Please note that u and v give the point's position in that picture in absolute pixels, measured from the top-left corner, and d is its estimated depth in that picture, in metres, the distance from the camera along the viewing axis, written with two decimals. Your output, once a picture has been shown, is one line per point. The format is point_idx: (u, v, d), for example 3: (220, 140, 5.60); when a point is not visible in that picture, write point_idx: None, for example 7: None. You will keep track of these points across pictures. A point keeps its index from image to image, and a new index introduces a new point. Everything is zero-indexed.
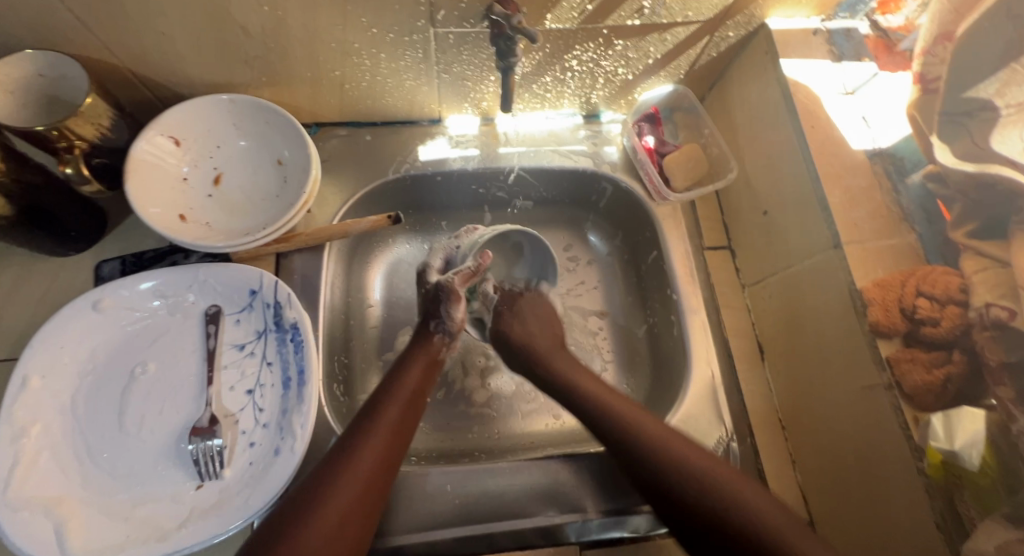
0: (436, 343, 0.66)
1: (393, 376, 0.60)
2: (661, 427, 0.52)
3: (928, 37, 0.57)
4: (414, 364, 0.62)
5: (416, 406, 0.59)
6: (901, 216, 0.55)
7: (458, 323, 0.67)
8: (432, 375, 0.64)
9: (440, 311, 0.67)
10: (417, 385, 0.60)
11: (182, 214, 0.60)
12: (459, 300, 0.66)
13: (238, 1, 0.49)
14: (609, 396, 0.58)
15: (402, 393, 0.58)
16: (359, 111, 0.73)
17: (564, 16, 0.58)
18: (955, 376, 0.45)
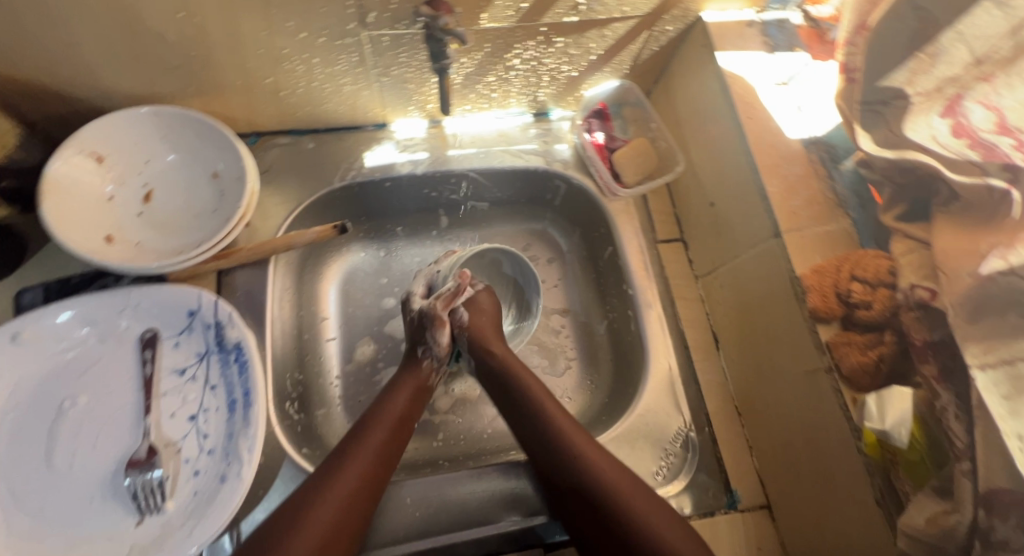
0: (424, 369, 0.64)
1: (377, 401, 0.59)
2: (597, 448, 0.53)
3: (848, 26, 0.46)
4: (400, 391, 0.61)
5: (402, 431, 0.58)
6: (836, 202, 0.56)
7: (446, 348, 0.65)
8: (420, 401, 0.62)
9: (426, 337, 0.65)
10: (404, 410, 0.59)
11: (109, 235, 0.57)
12: (445, 325, 0.65)
13: (148, 8, 0.47)
14: (552, 408, 0.58)
15: (386, 416, 0.57)
16: (299, 118, 0.71)
17: (500, 15, 0.57)
18: (887, 355, 0.45)
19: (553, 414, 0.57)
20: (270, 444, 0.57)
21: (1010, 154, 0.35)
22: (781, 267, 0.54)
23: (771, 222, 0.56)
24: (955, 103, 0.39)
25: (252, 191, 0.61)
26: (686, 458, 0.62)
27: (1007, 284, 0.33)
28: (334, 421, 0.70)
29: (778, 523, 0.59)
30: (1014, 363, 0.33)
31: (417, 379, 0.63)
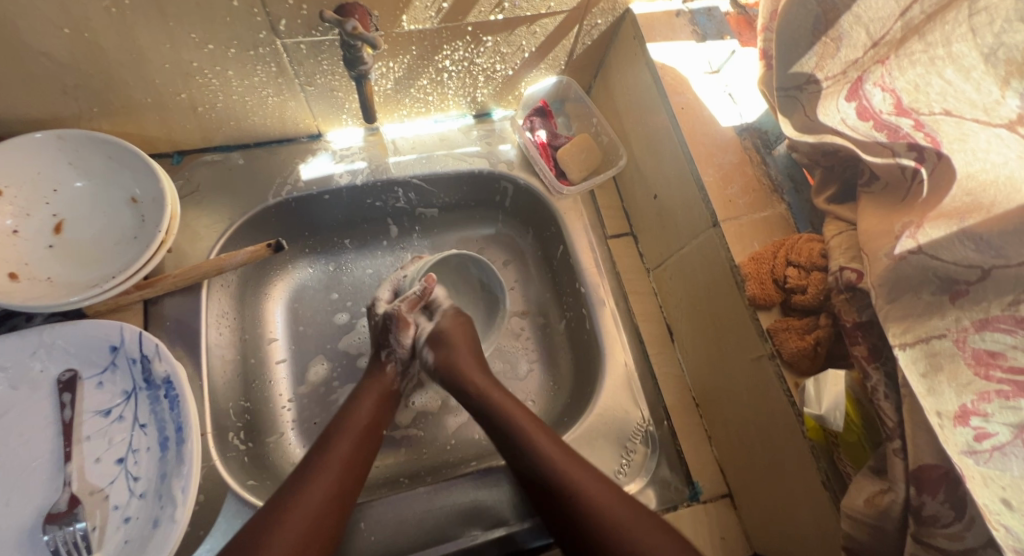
0: (388, 373, 0.62)
1: (342, 409, 0.57)
2: (564, 451, 0.51)
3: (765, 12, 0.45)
4: (365, 398, 0.58)
5: (371, 437, 0.56)
6: (772, 188, 0.57)
7: (410, 349, 0.63)
8: (387, 408, 0.60)
9: (389, 340, 0.62)
10: (372, 416, 0.57)
11: (13, 272, 0.55)
12: (410, 327, 0.63)
13: (29, 25, 0.45)
14: (512, 408, 0.56)
15: (355, 424, 0.55)
16: (225, 134, 0.67)
17: (421, 16, 0.55)
18: (824, 338, 0.45)
19: (515, 415, 0.55)
20: (210, 479, 0.54)
21: (911, 134, 0.35)
22: (720, 255, 0.54)
23: (709, 212, 0.56)
24: (857, 87, 0.38)
25: (172, 213, 0.59)
26: (647, 454, 0.60)
27: (918, 263, 0.33)
28: (287, 447, 0.67)
29: (739, 510, 0.60)
30: (930, 340, 0.33)
31: (382, 385, 0.60)
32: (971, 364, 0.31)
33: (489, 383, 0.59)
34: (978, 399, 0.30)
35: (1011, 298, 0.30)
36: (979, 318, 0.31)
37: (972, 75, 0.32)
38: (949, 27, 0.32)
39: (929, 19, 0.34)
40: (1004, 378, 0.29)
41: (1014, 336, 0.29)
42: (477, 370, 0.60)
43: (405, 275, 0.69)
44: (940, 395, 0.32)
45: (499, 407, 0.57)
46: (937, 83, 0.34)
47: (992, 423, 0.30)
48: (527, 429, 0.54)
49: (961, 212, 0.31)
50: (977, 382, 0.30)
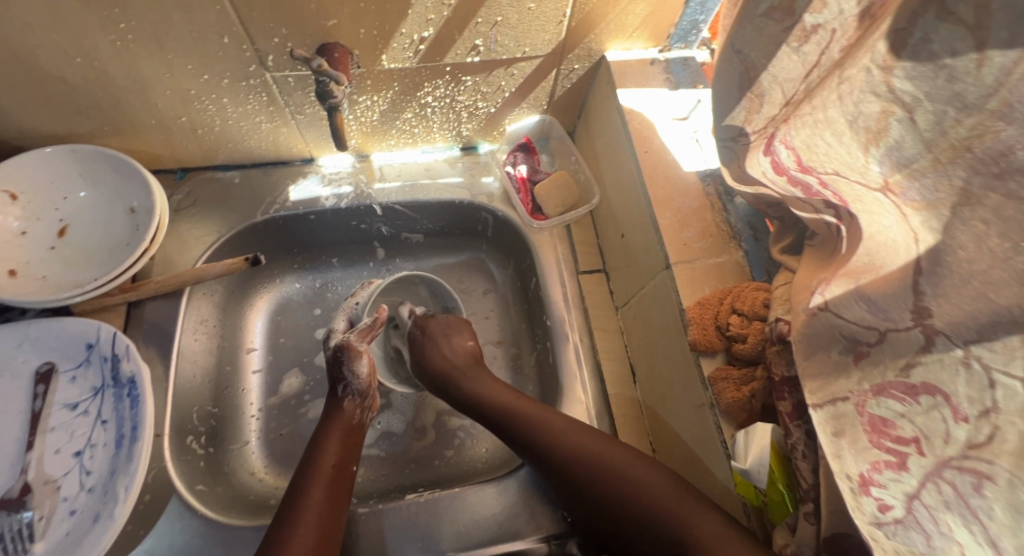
0: (348, 409, 0.62)
1: (306, 460, 0.57)
2: (548, 412, 0.56)
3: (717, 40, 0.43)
4: (329, 441, 0.59)
5: (341, 481, 0.56)
6: (730, 235, 0.57)
7: (365, 379, 0.64)
8: (352, 443, 0.61)
9: (342, 372, 0.64)
10: (338, 459, 0.57)
11: (14, 269, 0.59)
12: (361, 355, 0.64)
13: (46, 53, 0.50)
14: (513, 398, 0.59)
15: (323, 471, 0.55)
16: (224, 154, 0.73)
17: (400, 56, 0.59)
18: (759, 392, 0.44)
19: (516, 403, 0.58)
20: (158, 480, 0.56)
21: (821, 192, 0.34)
22: (671, 297, 0.55)
23: (663, 254, 0.56)
24: (771, 142, 0.39)
25: (160, 224, 0.63)
26: None
27: (826, 321, 0.33)
28: (248, 456, 0.69)
29: None
30: (835, 402, 0.32)
31: (344, 422, 0.61)
32: (867, 432, 0.30)
33: (488, 382, 0.63)
34: (872, 468, 0.30)
35: (905, 360, 0.29)
36: (876, 383, 0.30)
37: (843, 140, 0.33)
38: (827, 94, 0.34)
39: (819, 85, 0.35)
40: (892, 448, 0.29)
41: (905, 404, 0.28)
42: (474, 372, 0.65)
43: (358, 303, 0.71)
44: (842, 460, 0.31)
45: (499, 399, 0.60)
46: (823, 144, 0.35)
47: (888, 494, 0.28)
48: (533, 414, 0.56)
49: (858, 271, 0.31)
50: (871, 450, 0.30)
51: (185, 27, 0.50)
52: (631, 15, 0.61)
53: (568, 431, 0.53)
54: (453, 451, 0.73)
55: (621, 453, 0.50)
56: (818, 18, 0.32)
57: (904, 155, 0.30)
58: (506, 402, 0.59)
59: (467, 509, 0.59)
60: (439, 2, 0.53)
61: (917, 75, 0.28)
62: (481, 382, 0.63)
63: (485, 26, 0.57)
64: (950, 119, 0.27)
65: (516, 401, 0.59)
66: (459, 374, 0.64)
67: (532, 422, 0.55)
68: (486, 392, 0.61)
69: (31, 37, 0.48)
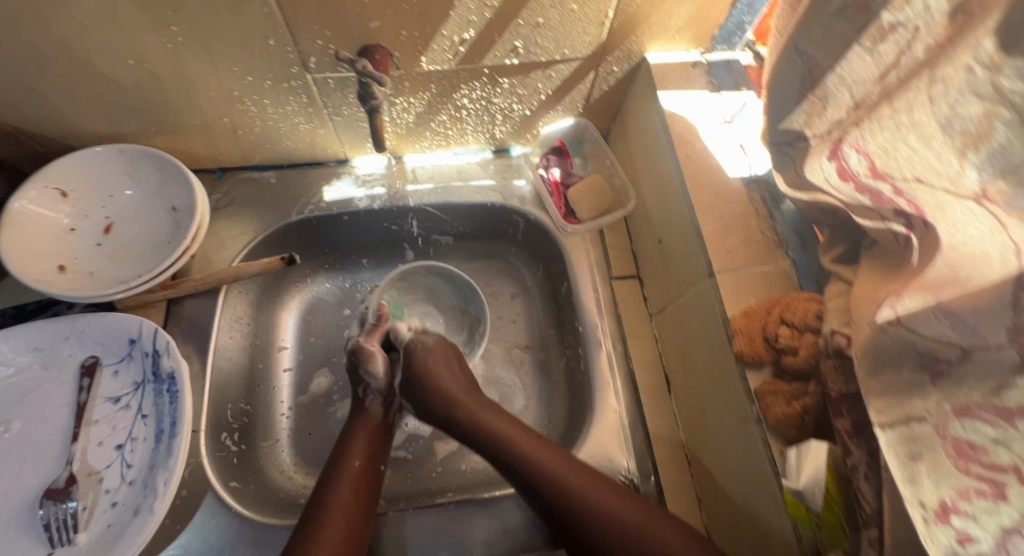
0: (372, 410, 0.63)
1: (334, 457, 0.57)
2: (552, 453, 0.53)
3: (773, 46, 0.42)
4: (355, 441, 0.59)
5: (368, 482, 0.55)
6: (776, 242, 0.55)
7: (385, 379, 0.64)
8: (381, 442, 0.61)
9: (361, 375, 0.64)
10: (367, 457, 0.58)
11: (63, 264, 0.61)
12: (375, 355, 0.64)
13: (100, 55, 0.52)
14: (514, 432, 0.56)
15: (349, 472, 0.55)
16: (262, 155, 0.74)
17: (439, 58, 0.59)
18: (812, 408, 0.42)
19: (519, 439, 0.55)
20: (194, 476, 0.57)
21: (893, 200, 0.33)
22: (713, 306, 0.53)
23: (706, 261, 0.55)
24: (838, 148, 0.38)
25: (201, 222, 0.64)
26: None
27: (897, 336, 0.31)
28: (279, 454, 0.69)
29: None
30: (909, 423, 0.31)
31: (369, 421, 0.61)
32: (950, 456, 0.28)
33: (486, 409, 0.60)
34: (958, 496, 0.28)
35: (995, 382, 0.27)
36: (958, 404, 0.29)
37: (933, 144, 0.31)
38: (913, 95, 0.32)
39: (899, 86, 0.33)
40: (982, 476, 0.27)
41: (996, 428, 0.27)
42: (469, 395, 0.62)
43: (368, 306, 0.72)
44: (918, 485, 0.30)
45: (500, 432, 0.57)
46: (904, 149, 0.33)
47: (976, 526, 0.27)
48: (542, 458, 0.53)
49: (938, 285, 0.29)
50: (955, 475, 0.28)
51: (232, 29, 0.51)
52: (674, 16, 0.60)
53: (587, 485, 0.51)
54: (480, 456, 0.72)
55: (636, 511, 0.49)
56: (898, 15, 0.31)
57: (1012, 161, 0.27)
58: (506, 438, 0.56)
59: (497, 517, 0.58)
60: (482, 3, 0.52)
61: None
62: (478, 410, 0.60)
63: (525, 28, 0.57)
64: None
65: (515, 433, 0.56)
66: (457, 399, 0.61)
67: (535, 458, 0.53)
68: (485, 421, 0.58)
69: (88, 39, 0.50)
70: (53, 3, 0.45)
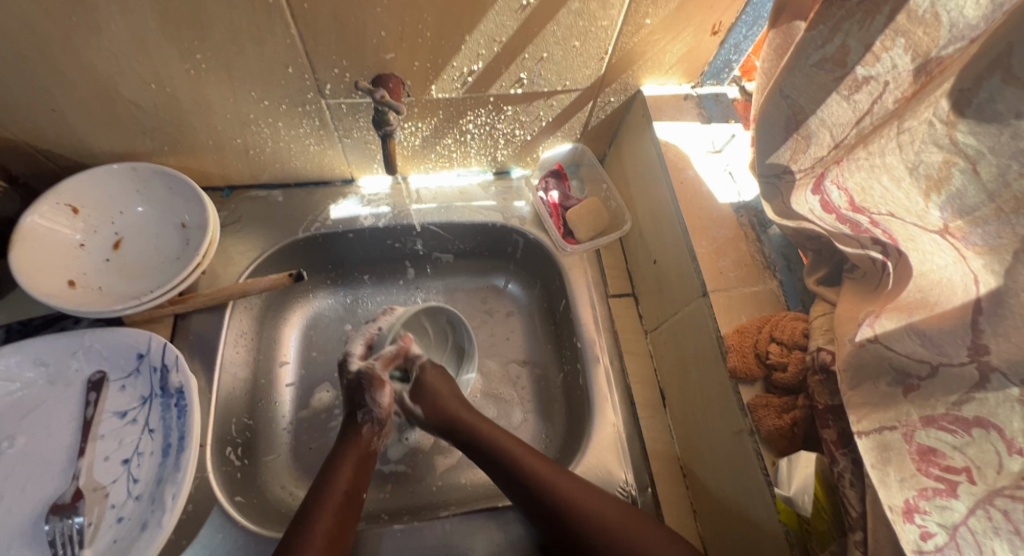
0: (365, 435, 0.60)
1: (319, 481, 0.55)
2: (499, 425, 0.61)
3: (758, 91, 0.47)
4: (343, 465, 0.57)
5: (350, 509, 0.54)
6: (765, 265, 0.59)
7: (387, 408, 0.62)
8: (367, 470, 0.58)
9: (365, 400, 0.61)
10: (351, 484, 0.56)
11: (72, 280, 0.61)
12: (384, 385, 0.62)
13: (125, 80, 0.54)
14: (605, 506, 0.52)
15: (334, 497, 0.53)
16: (271, 174, 0.76)
17: (448, 86, 0.62)
18: (801, 420, 0.46)
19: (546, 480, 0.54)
20: (200, 490, 0.58)
21: (871, 229, 0.36)
22: (707, 324, 0.56)
23: (699, 281, 0.58)
24: (821, 182, 0.42)
25: (212, 240, 0.65)
26: None
27: (876, 352, 0.34)
28: (280, 469, 0.69)
29: None
30: (882, 431, 0.34)
31: (359, 448, 0.59)
32: (914, 459, 0.32)
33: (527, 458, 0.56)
34: (919, 495, 0.31)
35: (958, 395, 0.30)
36: (926, 414, 0.32)
37: (902, 185, 0.36)
38: (884, 141, 0.37)
39: (873, 132, 0.38)
40: (940, 476, 0.31)
41: (956, 436, 0.30)
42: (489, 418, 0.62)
43: (379, 329, 0.68)
44: (889, 488, 0.33)
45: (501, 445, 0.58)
46: (879, 188, 0.38)
47: (931, 522, 0.30)
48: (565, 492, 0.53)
49: (912, 306, 0.33)
50: (918, 477, 0.32)
51: (254, 58, 0.54)
52: (668, 53, 0.64)
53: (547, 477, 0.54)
54: (478, 471, 0.73)
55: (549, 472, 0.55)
56: (871, 71, 0.36)
57: (967, 204, 0.32)
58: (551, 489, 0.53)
59: (498, 529, 0.60)
60: (491, 39, 0.56)
61: (981, 132, 0.31)
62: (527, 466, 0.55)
63: (531, 61, 0.61)
64: (1014, 172, 0.30)
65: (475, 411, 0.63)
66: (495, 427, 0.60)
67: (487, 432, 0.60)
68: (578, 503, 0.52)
69: (115, 65, 0.52)
70: (86, 32, 0.48)
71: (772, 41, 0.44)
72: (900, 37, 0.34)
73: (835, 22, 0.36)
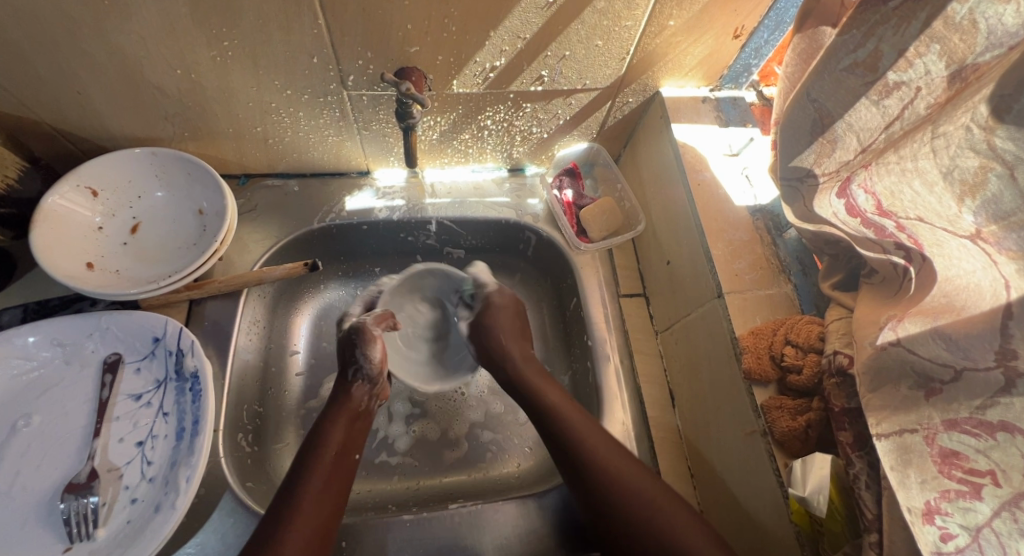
0: (357, 395, 0.60)
1: (311, 439, 0.55)
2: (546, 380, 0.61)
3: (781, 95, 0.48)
4: (337, 423, 0.56)
5: (342, 467, 0.53)
6: (780, 268, 0.59)
7: (378, 365, 0.62)
8: (358, 430, 0.58)
9: (356, 356, 0.61)
10: (342, 443, 0.55)
11: (90, 262, 0.62)
12: (375, 340, 0.62)
13: (150, 65, 0.54)
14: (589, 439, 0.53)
15: (326, 454, 0.53)
16: (288, 164, 0.76)
17: (470, 81, 0.62)
18: (815, 422, 0.46)
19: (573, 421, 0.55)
20: (211, 475, 0.58)
21: (895, 234, 0.37)
22: (722, 325, 0.56)
23: (715, 283, 0.58)
24: (847, 186, 0.43)
25: (230, 226, 0.65)
26: None
27: (896, 355, 0.35)
28: (289, 456, 0.69)
29: None
30: (903, 433, 0.35)
31: (350, 407, 0.59)
32: (935, 462, 0.32)
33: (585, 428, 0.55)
34: (940, 497, 0.32)
35: (981, 400, 0.31)
36: (949, 418, 0.32)
37: (935, 189, 0.36)
38: (916, 145, 0.37)
39: (904, 137, 0.39)
40: (963, 478, 0.31)
41: (980, 439, 0.31)
42: (540, 376, 0.62)
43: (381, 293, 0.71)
44: (909, 491, 0.33)
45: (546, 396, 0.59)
46: (909, 192, 0.38)
47: (952, 524, 0.31)
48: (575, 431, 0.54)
49: (936, 311, 0.33)
50: (940, 479, 0.32)
51: (280, 47, 0.54)
52: (689, 56, 0.65)
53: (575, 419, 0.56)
54: (485, 465, 0.73)
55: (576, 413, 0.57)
56: (902, 76, 0.37)
57: (1003, 208, 0.32)
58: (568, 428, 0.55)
59: (506, 522, 0.60)
60: (515, 35, 0.56)
61: (1020, 136, 0.31)
62: (584, 435, 0.54)
63: (553, 59, 0.61)
64: None
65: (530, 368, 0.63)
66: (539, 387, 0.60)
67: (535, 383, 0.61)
68: (630, 492, 0.48)
69: (142, 49, 0.52)
70: (116, 15, 0.48)
71: (798, 45, 0.45)
72: (936, 43, 0.35)
73: (870, 27, 0.37)
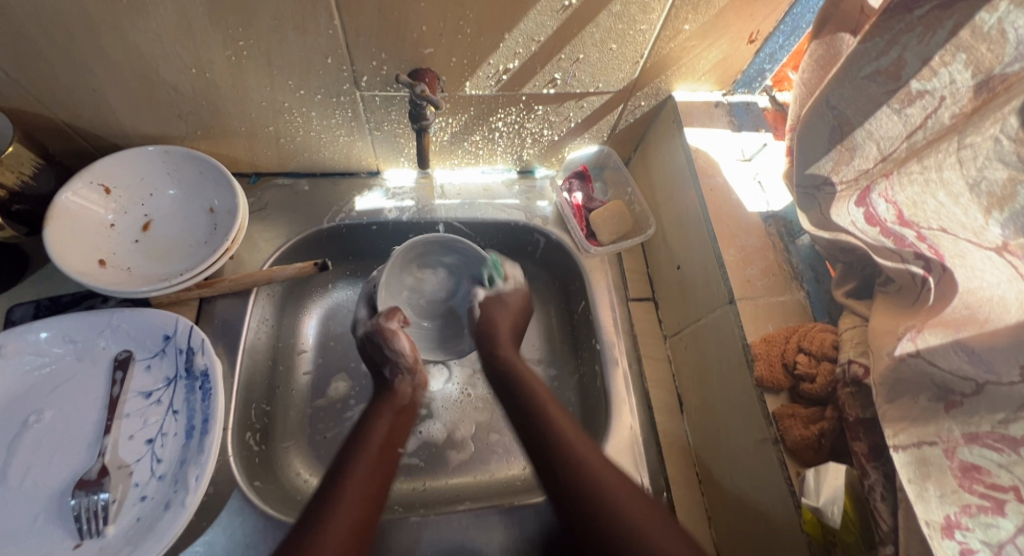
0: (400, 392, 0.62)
1: (359, 431, 0.56)
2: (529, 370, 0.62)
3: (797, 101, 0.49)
4: (380, 417, 0.58)
5: (387, 459, 0.54)
6: (792, 274, 0.59)
7: (410, 357, 0.64)
8: (403, 424, 0.60)
9: (387, 355, 0.64)
10: (388, 436, 0.56)
11: (102, 259, 0.62)
12: (396, 334, 0.65)
13: (166, 63, 0.54)
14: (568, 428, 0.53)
15: (371, 444, 0.54)
16: (299, 163, 0.76)
17: (482, 83, 0.62)
18: (828, 431, 0.46)
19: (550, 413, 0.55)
20: (221, 473, 0.58)
21: (915, 244, 0.37)
22: (733, 332, 0.56)
23: (726, 289, 0.58)
24: (866, 195, 0.43)
25: (241, 225, 0.65)
26: None
27: (916, 366, 0.35)
28: (297, 455, 0.69)
29: None
30: (921, 446, 0.34)
31: (394, 402, 0.60)
32: (956, 476, 0.32)
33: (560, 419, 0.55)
34: (960, 512, 0.32)
35: (1004, 414, 0.31)
36: (969, 432, 0.32)
37: (960, 201, 0.36)
38: (941, 155, 0.37)
39: (927, 146, 0.38)
40: (985, 493, 0.31)
41: (1002, 454, 0.31)
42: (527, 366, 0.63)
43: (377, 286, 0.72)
44: (927, 504, 0.33)
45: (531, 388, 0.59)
46: (932, 203, 0.37)
47: (973, 539, 0.31)
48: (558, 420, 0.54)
49: (958, 323, 0.33)
50: (960, 493, 0.32)
51: (296, 48, 0.54)
52: (703, 61, 0.64)
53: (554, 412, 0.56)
54: (490, 466, 0.73)
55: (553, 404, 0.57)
56: (926, 85, 0.37)
57: None
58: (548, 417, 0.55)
59: (514, 525, 0.60)
60: (530, 38, 0.56)
61: None
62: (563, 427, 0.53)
63: (566, 62, 0.61)
64: None
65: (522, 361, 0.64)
66: (530, 392, 0.58)
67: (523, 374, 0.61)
68: (599, 482, 0.47)
69: (158, 48, 0.52)
70: (134, 14, 0.48)
71: (814, 52, 0.45)
72: (962, 52, 0.34)
73: (893, 35, 0.37)
